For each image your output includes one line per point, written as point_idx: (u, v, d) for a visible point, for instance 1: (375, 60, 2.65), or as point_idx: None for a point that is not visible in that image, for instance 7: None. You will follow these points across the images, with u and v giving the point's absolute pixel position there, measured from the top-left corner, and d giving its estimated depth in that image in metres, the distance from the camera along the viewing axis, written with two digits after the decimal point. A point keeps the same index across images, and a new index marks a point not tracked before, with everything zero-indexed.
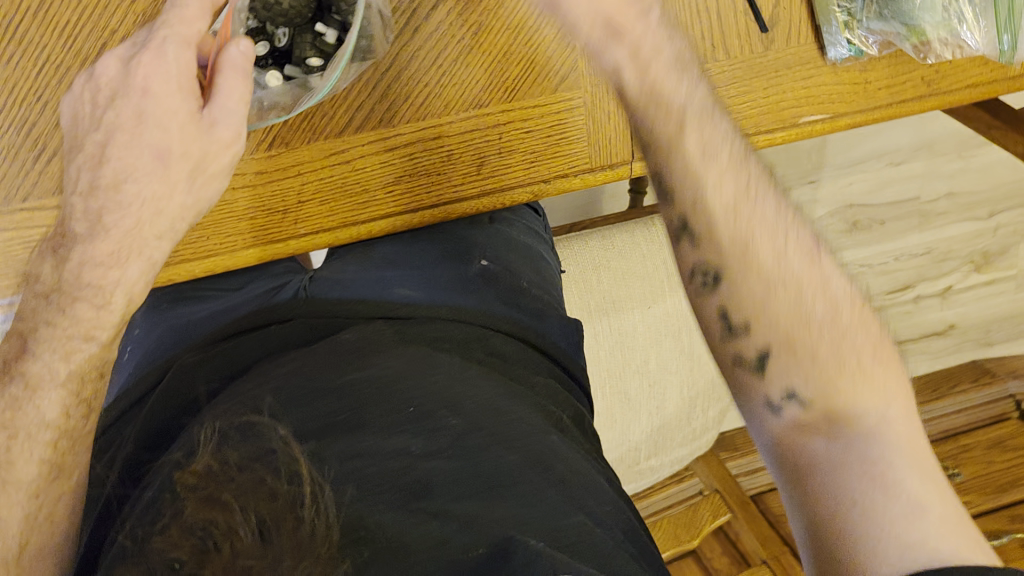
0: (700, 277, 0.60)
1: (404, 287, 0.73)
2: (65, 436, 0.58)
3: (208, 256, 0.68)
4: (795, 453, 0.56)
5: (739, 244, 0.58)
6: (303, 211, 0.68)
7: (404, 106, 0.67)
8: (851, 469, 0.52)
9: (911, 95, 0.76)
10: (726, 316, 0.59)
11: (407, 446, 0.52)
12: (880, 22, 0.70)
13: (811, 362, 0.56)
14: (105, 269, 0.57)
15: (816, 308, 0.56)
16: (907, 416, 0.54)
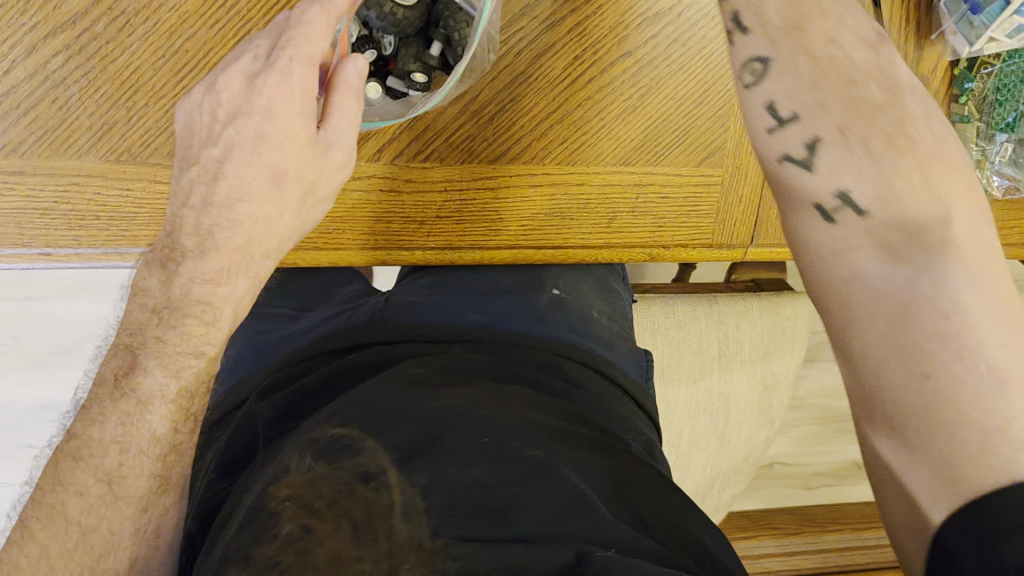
0: (748, 72, 0.55)
1: (479, 315, 0.73)
2: (174, 450, 0.51)
3: (338, 248, 0.69)
4: (843, 237, 0.49)
5: (817, 60, 0.52)
6: (437, 226, 0.70)
7: (557, 148, 0.69)
8: (917, 306, 0.44)
9: (1017, 241, 0.79)
10: (788, 156, 0.52)
11: (488, 474, 0.49)
12: (1013, 168, 0.73)
13: (892, 126, 0.49)
14: (214, 286, 0.51)
15: (875, 93, 0.50)
16: (974, 217, 0.47)
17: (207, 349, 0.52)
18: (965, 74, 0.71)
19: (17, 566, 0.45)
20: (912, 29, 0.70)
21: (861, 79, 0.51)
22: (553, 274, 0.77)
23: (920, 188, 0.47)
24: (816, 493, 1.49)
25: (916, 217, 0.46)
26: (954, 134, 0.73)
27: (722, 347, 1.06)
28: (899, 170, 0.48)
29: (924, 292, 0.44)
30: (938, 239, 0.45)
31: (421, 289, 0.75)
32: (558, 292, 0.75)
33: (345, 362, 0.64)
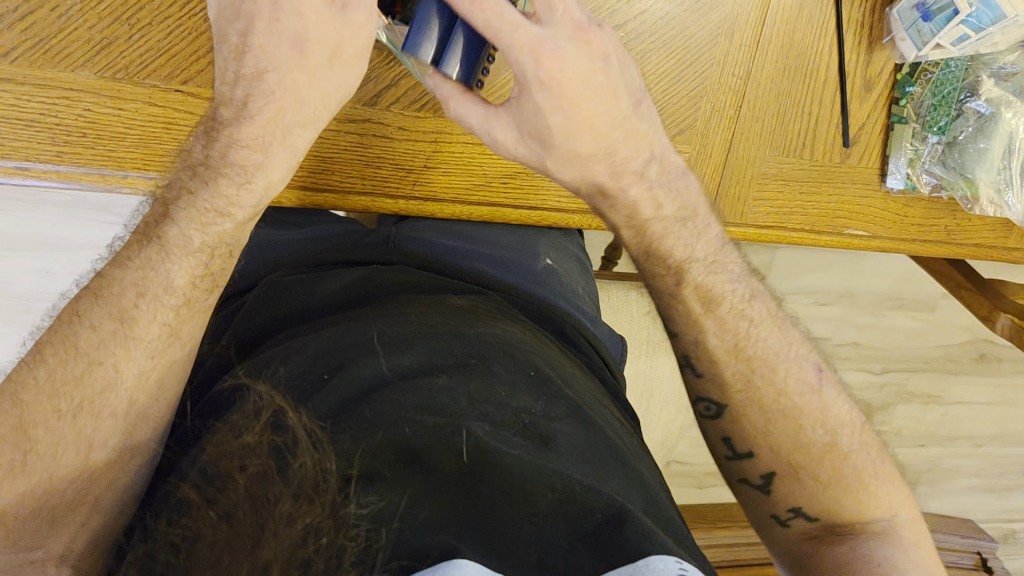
0: (704, 407, 0.68)
1: (482, 264, 0.74)
2: (188, 305, 0.54)
3: (326, 190, 0.70)
4: (799, 552, 0.66)
5: (741, 381, 0.65)
6: (424, 177, 0.71)
7: None
8: (857, 570, 0.62)
9: (934, 238, 0.87)
10: (728, 440, 0.67)
11: (536, 402, 0.54)
12: (942, 168, 0.81)
13: (807, 473, 0.65)
14: (250, 152, 0.54)
15: (806, 424, 0.65)
16: (908, 519, 0.66)
17: (237, 211, 0.55)
18: (908, 79, 0.78)
19: (24, 384, 0.50)
20: (865, 35, 0.77)
21: (790, 385, 0.65)
22: (545, 247, 0.80)
23: (856, 485, 0.65)
24: (708, 491, 1.56)
25: (863, 514, 0.65)
26: (893, 132, 0.80)
27: (649, 333, 1.12)
28: (831, 474, 0.65)
29: (872, 559, 0.63)
30: (879, 528, 0.64)
31: (422, 230, 0.75)
32: (551, 263, 0.78)
33: (372, 278, 0.67)
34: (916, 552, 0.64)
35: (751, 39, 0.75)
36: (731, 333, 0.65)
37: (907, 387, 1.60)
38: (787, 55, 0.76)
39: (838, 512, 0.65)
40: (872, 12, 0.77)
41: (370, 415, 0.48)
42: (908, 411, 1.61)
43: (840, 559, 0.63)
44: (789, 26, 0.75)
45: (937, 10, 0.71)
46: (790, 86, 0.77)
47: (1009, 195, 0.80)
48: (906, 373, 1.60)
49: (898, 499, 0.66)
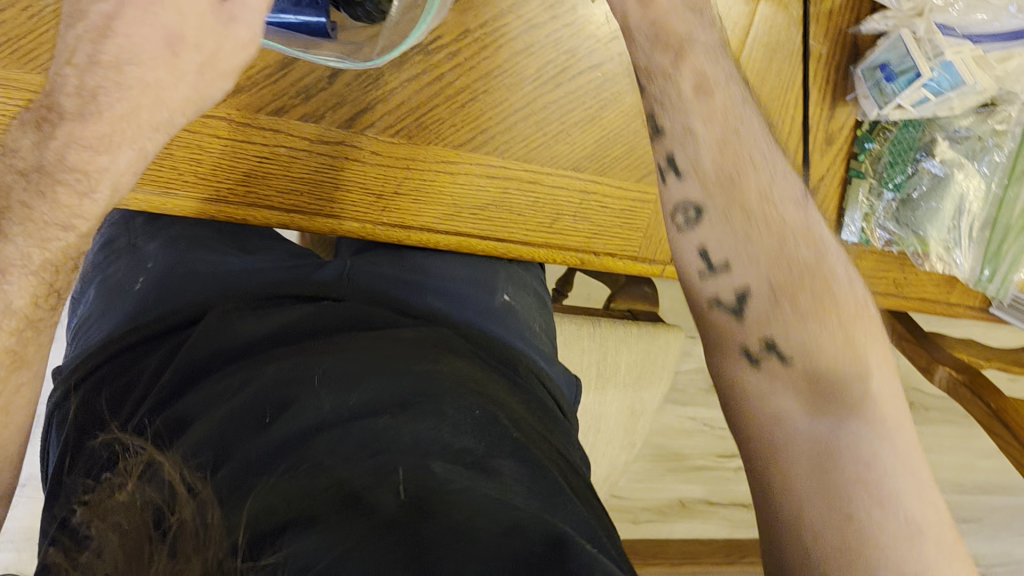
0: (699, 260, 0.63)
1: (434, 299, 0.74)
2: (28, 325, 0.53)
3: (293, 210, 0.68)
4: (774, 433, 0.59)
5: (727, 174, 0.63)
6: (392, 203, 0.70)
7: (519, 145, 0.71)
8: (843, 439, 0.56)
9: (882, 289, 0.89)
10: (720, 301, 0.63)
11: (483, 441, 0.52)
12: (894, 223, 0.83)
13: (800, 290, 0.60)
14: (93, 154, 0.50)
15: (796, 245, 0.62)
16: (899, 426, 0.58)
17: (79, 223, 0.52)
18: (866, 135, 0.81)
19: None
20: (830, 91, 0.80)
21: (768, 194, 0.63)
22: (501, 280, 0.80)
23: (820, 311, 0.60)
24: (642, 526, 1.56)
25: (853, 407, 0.57)
26: (850, 186, 0.83)
27: (598, 367, 1.12)
28: (805, 292, 0.60)
29: (856, 463, 0.55)
30: (859, 391, 0.58)
31: (377, 266, 0.74)
32: (509, 299, 0.78)
33: (322, 312, 0.64)
34: (911, 456, 0.56)
35: None
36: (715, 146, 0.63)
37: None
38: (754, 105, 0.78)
39: (816, 359, 0.59)
40: (838, 69, 0.79)
41: (309, 457, 0.48)
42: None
43: (801, 441, 0.57)
44: (757, 77, 0.77)
45: (900, 73, 0.73)
46: None
47: (958, 253, 0.83)
48: None
49: (896, 409, 0.58)
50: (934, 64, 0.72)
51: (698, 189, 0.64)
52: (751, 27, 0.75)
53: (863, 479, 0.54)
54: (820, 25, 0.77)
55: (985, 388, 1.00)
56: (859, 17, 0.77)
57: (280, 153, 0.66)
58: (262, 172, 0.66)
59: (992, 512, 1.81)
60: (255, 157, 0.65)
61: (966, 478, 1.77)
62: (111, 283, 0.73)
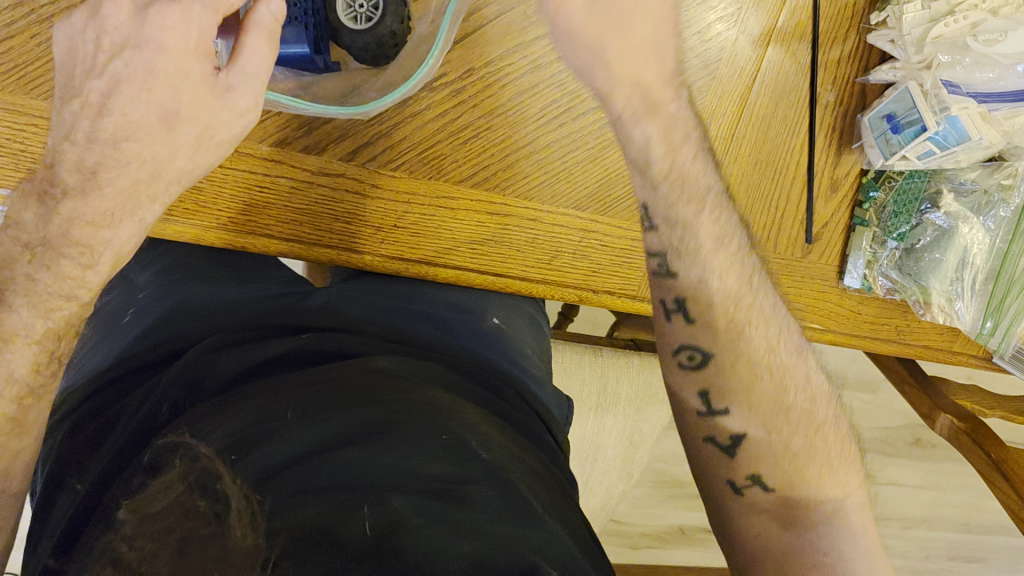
0: (683, 356, 0.69)
1: (422, 325, 0.74)
2: (32, 394, 0.54)
3: (290, 239, 0.68)
4: (743, 529, 0.68)
5: (731, 300, 0.68)
6: (392, 234, 0.71)
7: (520, 181, 0.72)
8: (803, 552, 0.65)
9: (885, 335, 0.89)
10: (712, 439, 0.69)
11: (456, 466, 0.52)
12: (897, 271, 0.82)
13: (783, 403, 0.69)
14: (96, 228, 0.53)
15: (782, 356, 0.69)
16: (858, 509, 0.68)
17: (82, 291, 0.54)
18: (871, 183, 0.81)
19: None
20: (836, 137, 0.80)
21: (778, 343, 0.70)
22: (495, 303, 0.80)
23: (817, 424, 0.69)
24: (640, 551, 1.57)
25: (816, 497, 0.67)
26: (852, 234, 0.82)
27: (599, 396, 1.12)
28: (806, 426, 0.69)
29: (804, 542, 0.65)
30: (831, 508, 0.67)
31: (366, 294, 0.74)
32: (499, 322, 0.78)
33: (306, 342, 0.64)
34: (863, 538, 0.67)
35: (727, 132, 0.77)
36: (733, 274, 0.69)
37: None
38: (758, 152, 0.78)
39: (780, 473, 0.68)
40: (845, 117, 0.79)
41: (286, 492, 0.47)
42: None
43: (783, 543, 0.66)
44: (762, 125, 0.77)
45: (906, 124, 0.73)
46: (759, 180, 0.79)
47: (960, 306, 0.81)
48: None
49: (852, 487, 0.69)
50: (941, 116, 0.71)
51: (706, 340, 0.68)
52: (758, 73, 0.75)
53: (817, 560, 0.64)
54: (827, 74, 0.77)
55: (985, 438, 0.99)
56: (866, 66, 0.77)
57: (282, 183, 0.66)
58: (263, 201, 0.66)
59: (998, 552, 1.81)
60: (256, 188, 0.66)
61: (973, 519, 1.76)
62: (107, 314, 0.75)
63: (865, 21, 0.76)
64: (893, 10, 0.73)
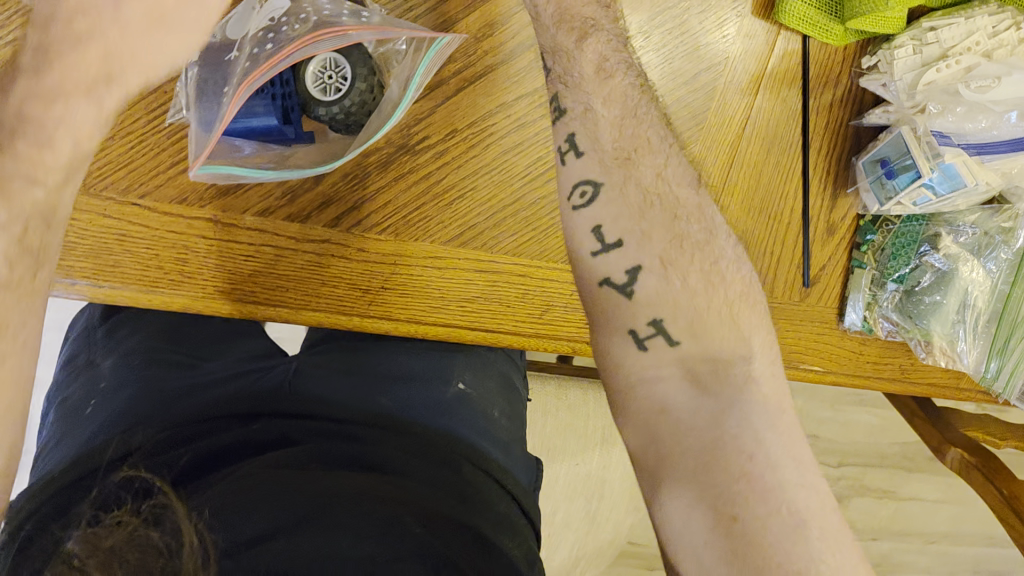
0: (579, 192, 0.61)
1: (381, 398, 0.73)
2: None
3: (277, 305, 0.68)
4: (639, 403, 0.56)
5: (624, 155, 0.61)
6: (381, 296, 0.70)
7: (507, 239, 0.71)
8: (725, 424, 0.53)
9: (888, 375, 0.87)
10: (609, 281, 0.59)
11: (385, 546, 0.53)
12: (898, 313, 0.81)
13: (680, 273, 0.58)
14: (48, 100, 0.46)
15: (690, 226, 0.59)
16: (771, 376, 0.56)
17: None
18: (868, 227, 0.79)
19: None
20: (831, 181, 0.78)
21: (664, 173, 0.61)
22: (458, 367, 0.80)
23: (720, 299, 0.58)
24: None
25: (721, 350, 0.56)
26: (852, 276, 0.81)
27: (605, 435, 1.13)
28: (698, 273, 0.58)
29: (696, 416, 0.53)
30: (740, 371, 0.55)
31: (323, 369, 0.75)
32: (464, 386, 0.79)
33: (249, 435, 0.64)
34: (778, 408, 0.54)
35: (718, 178, 0.75)
36: (619, 105, 0.62)
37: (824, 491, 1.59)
38: (752, 196, 0.76)
39: (706, 328, 0.57)
40: (838, 160, 0.78)
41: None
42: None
43: (695, 431, 0.53)
44: (755, 169, 0.75)
45: (901, 169, 0.72)
46: (754, 226, 0.78)
47: (963, 348, 0.80)
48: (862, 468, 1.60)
49: (760, 337, 0.58)
50: (936, 162, 0.69)
51: (596, 169, 0.61)
52: (750, 117, 0.73)
53: (742, 453, 0.51)
54: (820, 117, 0.75)
55: (997, 473, 0.97)
56: (861, 108, 0.76)
57: (268, 250, 0.66)
58: (249, 268, 0.66)
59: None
60: (242, 257, 0.65)
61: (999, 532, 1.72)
62: (68, 405, 0.75)
63: (857, 64, 0.74)
64: (883, 54, 0.71)
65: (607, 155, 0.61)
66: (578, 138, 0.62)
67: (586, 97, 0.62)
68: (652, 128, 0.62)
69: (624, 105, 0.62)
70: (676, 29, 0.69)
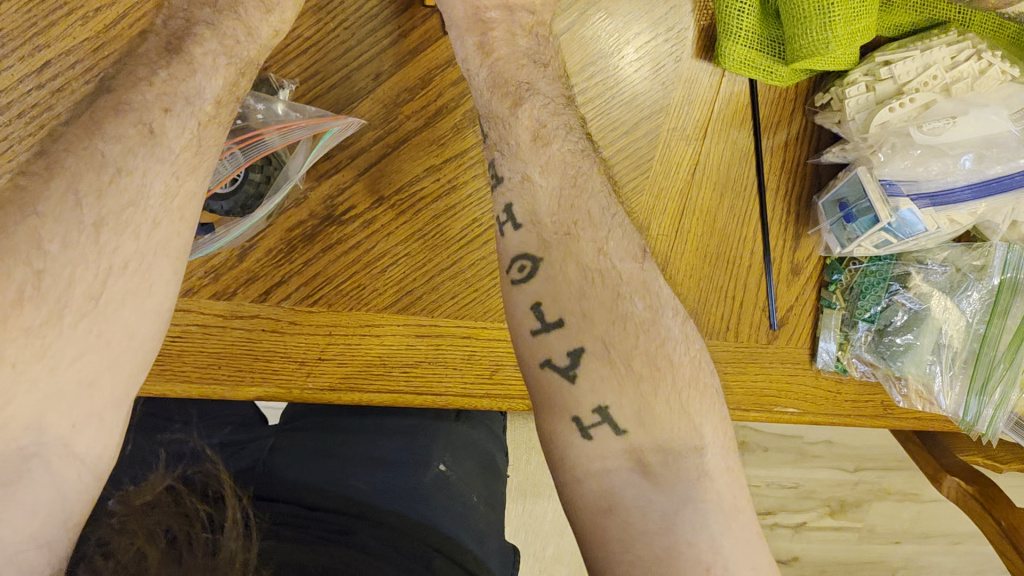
0: (516, 267, 0.54)
1: (353, 477, 0.67)
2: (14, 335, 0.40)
3: (211, 382, 0.66)
4: (584, 497, 0.50)
5: (562, 226, 0.54)
6: (318, 367, 0.68)
7: (448, 302, 0.68)
8: (679, 529, 0.48)
9: (871, 413, 0.82)
10: (550, 362, 0.52)
11: None
12: (872, 353, 0.77)
13: (625, 369, 0.51)
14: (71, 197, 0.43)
15: (635, 304, 0.53)
16: (724, 468, 0.51)
17: None
18: (834, 265, 0.75)
19: None
20: (793, 219, 0.75)
21: (607, 246, 0.54)
22: (439, 446, 0.72)
23: (669, 387, 0.52)
24: None
25: (673, 442, 0.50)
26: (821, 318, 0.77)
27: None
28: (646, 365, 0.51)
29: (654, 521, 0.48)
30: (695, 467, 0.50)
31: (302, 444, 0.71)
32: (445, 467, 0.70)
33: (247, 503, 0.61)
34: (733, 517, 0.50)
35: (670, 225, 0.72)
36: (558, 170, 0.56)
37: (836, 498, 1.23)
38: (709, 241, 0.73)
39: (661, 435, 0.51)
40: (798, 200, 0.74)
41: None
42: (825, 533, 1.23)
43: (647, 534, 0.48)
44: (709, 214, 0.72)
45: (860, 213, 0.67)
46: (713, 272, 0.74)
47: (940, 389, 0.76)
48: (883, 471, 1.24)
49: (712, 424, 0.52)
50: (893, 207, 0.65)
51: (534, 243, 0.54)
52: (697, 164, 0.71)
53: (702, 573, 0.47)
54: (774, 158, 0.72)
55: (997, 503, 0.91)
56: (819, 146, 0.72)
57: (195, 330, 0.64)
58: (178, 347, 0.64)
59: None
60: (169, 337, 0.64)
61: None
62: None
63: (810, 102, 0.71)
64: (835, 92, 0.67)
65: (544, 229, 0.54)
66: (516, 208, 0.55)
67: (522, 165, 0.56)
68: (594, 199, 0.55)
69: (563, 174, 0.56)
70: (611, 79, 0.67)
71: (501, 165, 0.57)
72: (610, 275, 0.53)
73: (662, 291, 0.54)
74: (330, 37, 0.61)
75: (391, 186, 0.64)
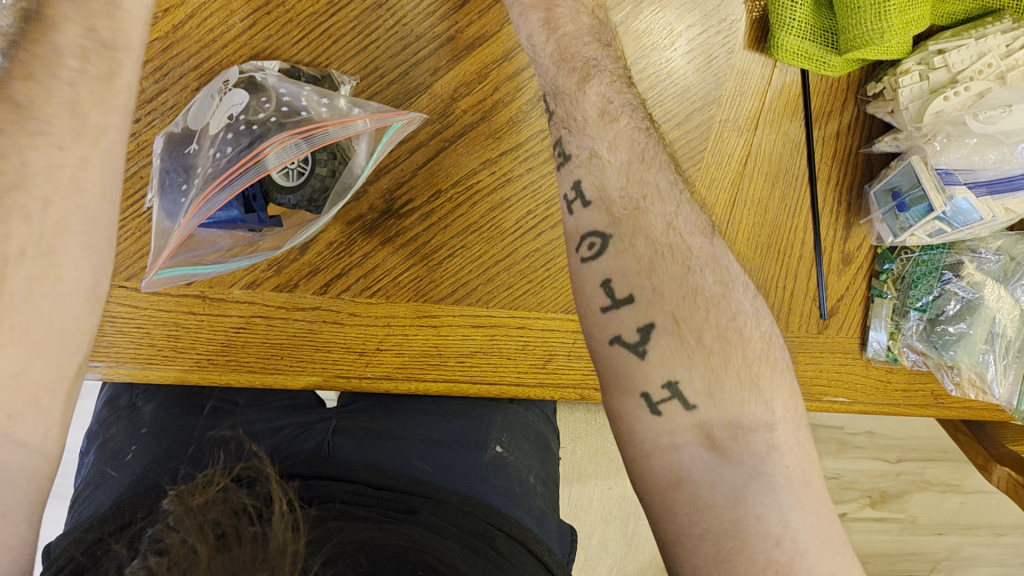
0: (586, 245, 0.55)
1: (417, 458, 0.64)
2: None
3: (271, 373, 0.68)
4: (660, 472, 0.50)
5: (629, 202, 0.55)
6: (377, 357, 0.69)
7: (504, 292, 0.70)
8: (750, 500, 0.47)
9: (920, 403, 0.82)
10: (619, 339, 0.52)
11: None
12: (923, 343, 0.76)
13: (695, 344, 0.51)
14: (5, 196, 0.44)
15: (703, 281, 0.52)
16: (796, 442, 0.50)
17: None
18: (887, 254, 0.76)
19: None
20: (844, 210, 0.75)
21: (677, 220, 0.54)
22: (495, 431, 0.70)
23: (741, 360, 0.51)
24: None
25: (741, 416, 0.49)
26: (872, 307, 0.77)
27: None
28: (718, 335, 0.51)
29: (722, 494, 0.48)
30: (763, 443, 0.49)
31: (363, 421, 0.67)
32: (501, 450, 0.68)
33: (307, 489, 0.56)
34: (808, 489, 0.49)
35: (721, 217, 0.72)
36: (626, 145, 0.56)
37: (878, 488, 1.22)
38: (759, 232, 0.73)
39: (732, 409, 0.50)
40: (850, 191, 0.74)
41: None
42: (867, 525, 1.22)
43: (716, 508, 0.47)
44: (760, 204, 0.73)
45: (913, 202, 0.68)
46: (763, 264, 0.74)
47: (992, 378, 0.75)
48: (924, 463, 1.23)
49: (783, 396, 0.51)
50: (948, 195, 0.66)
51: (602, 221, 0.55)
52: (748, 158, 0.71)
53: (773, 554, 0.46)
54: (825, 150, 0.73)
55: None
56: (871, 136, 0.73)
57: (259, 321, 0.66)
58: (241, 338, 0.66)
59: None
60: (233, 326, 0.66)
61: None
62: (106, 454, 0.65)
63: (863, 92, 0.71)
64: (888, 82, 0.67)
65: (613, 205, 0.55)
66: (586, 184, 0.57)
67: (589, 140, 0.57)
68: (662, 172, 0.56)
69: (629, 148, 0.56)
70: (663, 72, 0.68)
71: (568, 141, 0.58)
72: (678, 249, 0.53)
73: (733, 277, 0.53)
74: (388, 34, 0.63)
75: (451, 176, 0.66)
